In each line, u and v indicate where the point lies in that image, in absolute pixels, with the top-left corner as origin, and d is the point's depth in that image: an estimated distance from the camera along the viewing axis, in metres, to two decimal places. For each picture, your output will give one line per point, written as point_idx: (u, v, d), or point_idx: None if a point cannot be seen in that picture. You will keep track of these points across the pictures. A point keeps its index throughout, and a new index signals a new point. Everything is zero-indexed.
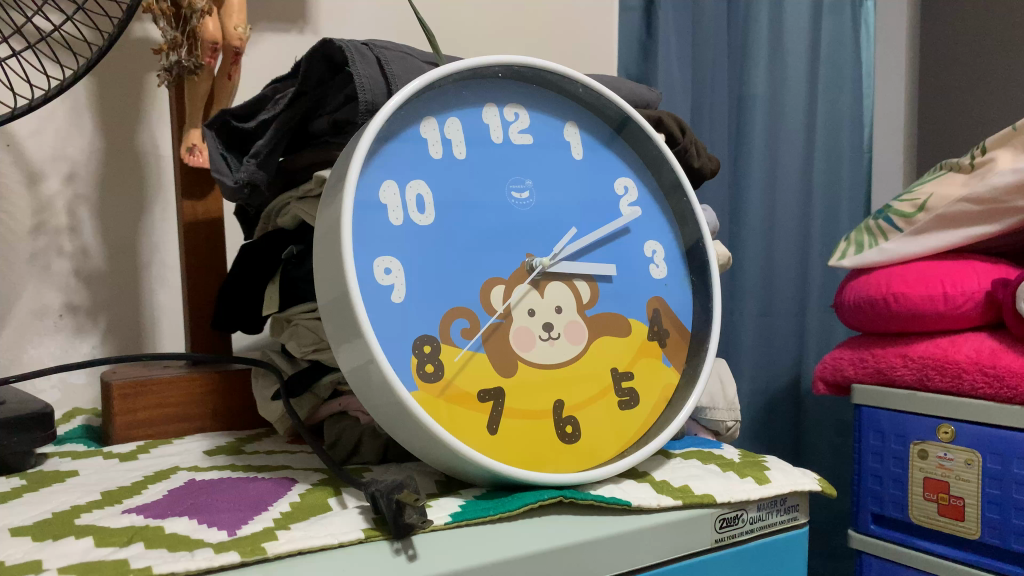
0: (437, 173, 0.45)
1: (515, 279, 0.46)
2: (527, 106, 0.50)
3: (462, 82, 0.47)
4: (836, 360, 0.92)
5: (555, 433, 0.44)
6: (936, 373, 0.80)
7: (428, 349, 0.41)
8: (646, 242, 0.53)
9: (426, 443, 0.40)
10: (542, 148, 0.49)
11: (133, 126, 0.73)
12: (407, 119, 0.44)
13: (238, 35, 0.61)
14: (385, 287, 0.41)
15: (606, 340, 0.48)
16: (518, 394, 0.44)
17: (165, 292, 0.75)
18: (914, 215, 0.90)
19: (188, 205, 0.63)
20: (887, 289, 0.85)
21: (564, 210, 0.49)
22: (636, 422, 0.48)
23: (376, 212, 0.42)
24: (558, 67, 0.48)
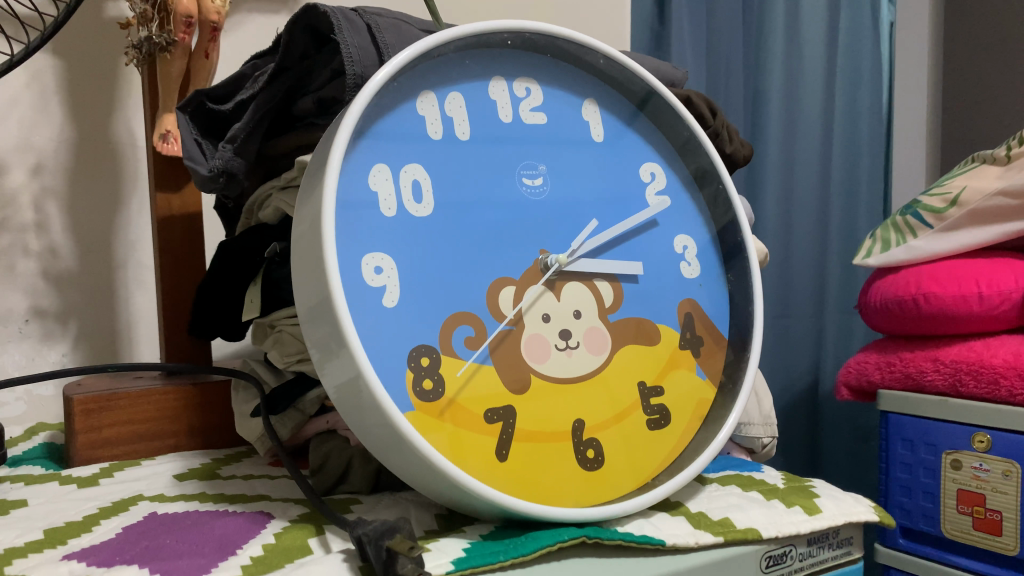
0: (437, 156, 0.39)
1: (527, 280, 0.40)
2: (540, 80, 0.43)
3: (465, 52, 0.40)
4: (861, 364, 0.86)
5: (574, 457, 0.38)
6: (970, 378, 0.73)
7: (426, 362, 0.35)
8: (676, 236, 0.46)
9: (422, 474, 0.34)
10: (557, 129, 0.43)
11: (107, 113, 0.67)
12: (402, 93, 0.38)
13: (216, 8, 0.54)
14: (376, 289, 0.35)
15: (632, 349, 0.42)
16: (532, 413, 0.38)
17: (143, 295, 0.69)
18: (944, 210, 0.82)
19: (162, 198, 0.57)
20: (915, 288, 0.79)
21: (583, 199, 0.43)
22: (668, 445, 0.42)
23: (363, 201, 0.36)
24: (574, 34, 0.42)
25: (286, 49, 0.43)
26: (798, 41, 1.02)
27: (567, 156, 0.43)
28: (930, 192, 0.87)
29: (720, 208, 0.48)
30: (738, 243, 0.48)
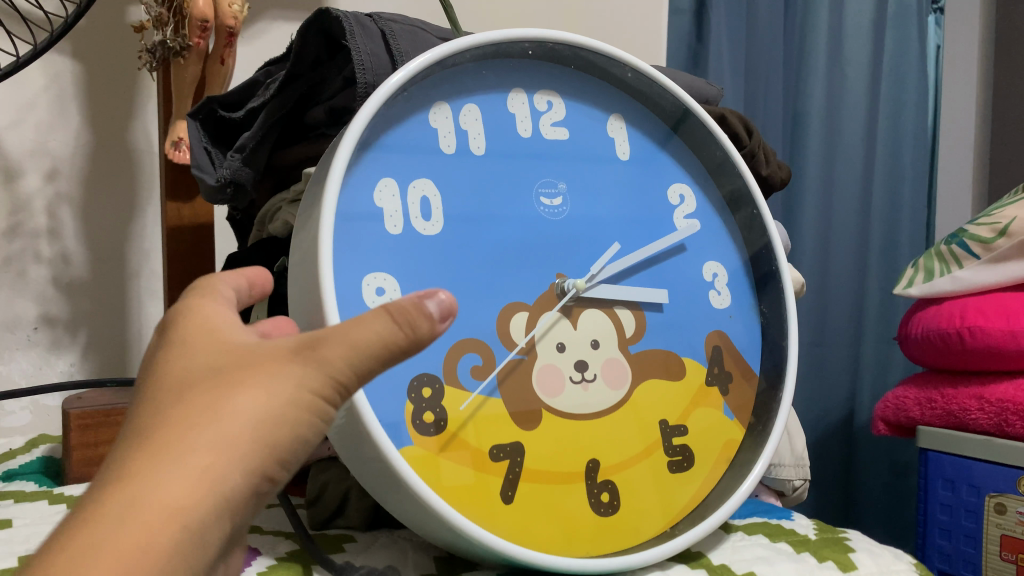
0: (449, 171, 0.36)
1: (542, 306, 0.37)
2: (562, 93, 0.41)
3: (483, 61, 0.38)
4: (899, 399, 0.82)
5: (587, 502, 0.35)
6: (1017, 418, 0.69)
7: (427, 394, 0.33)
8: (706, 263, 0.43)
9: (413, 512, 0.31)
10: (580, 146, 0.40)
11: (125, 119, 0.66)
12: (413, 104, 0.35)
13: (234, 13, 0.52)
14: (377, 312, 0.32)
15: (655, 383, 0.39)
16: (542, 451, 0.35)
17: (156, 305, 0.67)
18: (993, 240, 0.78)
19: (173, 208, 0.55)
20: (961, 321, 0.74)
21: (606, 220, 0.40)
22: (691, 489, 0.39)
23: (367, 217, 0.33)
24: (599, 45, 0.39)
25: (296, 56, 0.41)
26: (841, 60, 0.99)
27: (590, 175, 0.40)
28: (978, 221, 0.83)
29: (755, 234, 0.45)
30: (772, 271, 0.45)
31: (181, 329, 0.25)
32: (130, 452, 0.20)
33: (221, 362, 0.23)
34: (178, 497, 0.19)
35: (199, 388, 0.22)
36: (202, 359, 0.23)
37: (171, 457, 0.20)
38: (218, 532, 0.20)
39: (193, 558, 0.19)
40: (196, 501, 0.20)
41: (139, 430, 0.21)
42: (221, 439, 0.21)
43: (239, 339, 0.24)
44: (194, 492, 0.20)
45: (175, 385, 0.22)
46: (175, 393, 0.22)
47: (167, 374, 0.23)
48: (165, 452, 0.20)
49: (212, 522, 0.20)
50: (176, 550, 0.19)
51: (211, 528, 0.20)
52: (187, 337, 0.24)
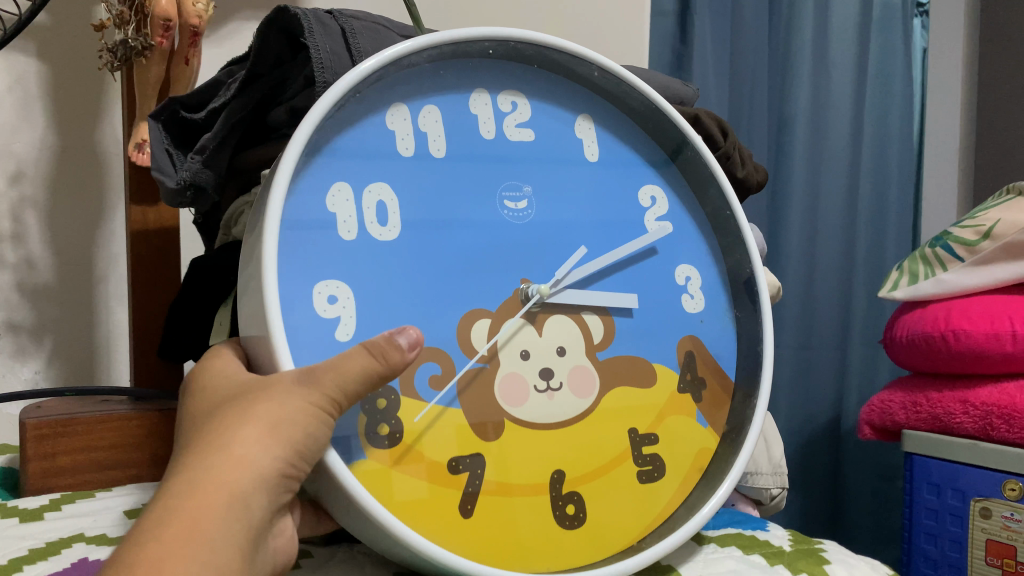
0: (407, 174, 0.35)
1: (505, 313, 0.36)
2: (527, 93, 0.40)
3: (442, 62, 0.37)
4: (884, 402, 0.81)
5: (552, 514, 0.34)
6: (1001, 422, 0.68)
7: (382, 405, 0.32)
8: (678, 266, 0.42)
9: (374, 532, 0.30)
10: (545, 148, 0.39)
11: (92, 121, 0.65)
12: (367, 105, 0.34)
13: (198, 12, 0.51)
14: (328, 322, 0.31)
15: (624, 391, 0.38)
16: (504, 461, 0.34)
17: (124, 311, 0.66)
18: (977, 243, 0.78)
19: (137, 211, 0.54)
20: (945, 324, 0.74)
21: (573, 224, 0.39)
22: (661, 500, 0.38)
23: (319, 223, 0.32)
24: (562, 44, 0.38)
25: (256, 55, 0.40)
26: (826, 62, 0.98)
27: (556, 177, 0.39)
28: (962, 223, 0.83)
29: (729, 237, 0.44)
30: (745, 273, 0.44)
31: (212, 372, 0.32)
32: (188, 451, 0.27)
33: (247, 386, 0.30)
34: (226, 474, 0.26)
35: (234, 402, 0.29)
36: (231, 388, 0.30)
37: (214, 452, 0.27)
38: (259, 506, 0.27)
39: (241, 520, 0.26)
40: (238, 479, 0.26)
41: (194, 438, 0.28)
42: (250, 435, 0.27)
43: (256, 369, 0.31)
44: (235, 471, 0.26)
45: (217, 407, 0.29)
46: (216, 412, 0.29)
47: (209, 403, 0.30)
48: (214, 444, 0.27)
49: (252, 492, 0.26)
50: (228, 513, 0.26)
51: (252, 497, 0.27)
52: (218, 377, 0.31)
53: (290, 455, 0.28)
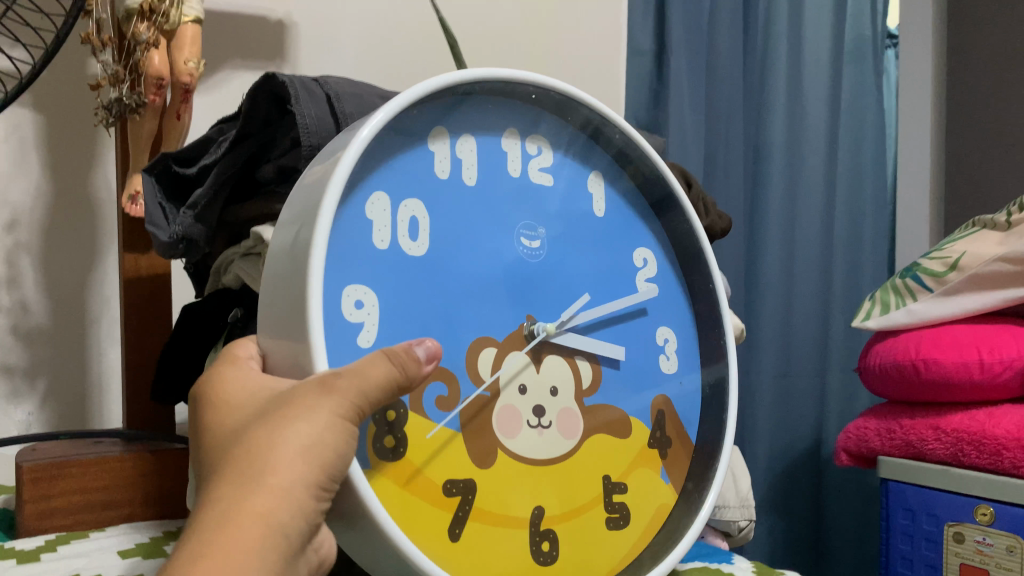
0: (438, 200, 0.37)
1: (509, 345, 0.38)
2: (552, 142, 0.43)
3: (490, 98, 0.40)
4: (859, 429, 0.84)
5: (527, 548, 0.36)
6: (971, 448, 0.71)
7: (391, 417, 0.33)
8: (659, 327, 0.45)
9: (376, 554, 0.32)
10: (561, 193, 0.42)
11: (85, 169, 0.67)
12: (417, 126, 0.37)
13: (189, 70, 0.54)
14: (354, 324, 0.32)
15: (601, 437, 0.41)
16: (491, 494, 0.36)
17: (116, 352, 0.68)
18: (944, 274, 0.83)
19: (130, 259, 0.56)
20: (916, 353, 0.78)
21: (576, 270, 0.42)
22: (623, 547, 0.40)
23: (359, 225, 0.33)
24: (598, 106, 0.42)
25: (246, 118, 0.43)
26: (801, 96, 1.02)
27: (567, 223, 0.42)
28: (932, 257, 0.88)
29: (698, 283, 0.47)
30: (714, 329, 0.47)
31: (227, 394, 0.32)
32: (218, 481, 0.28)
33: (268, 406, 0.30)
34: (263, 504, 0.27)
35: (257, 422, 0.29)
36: (251, 410, 0.30)
37: (244, 485, 0.27)
38: (296, 531, 0.27)
39: (278, 548, 0.27)
40: (273, 508, 0.27)
41: (223, 466, 0.29)
42: (276, 462, 0.28)
43: (274, 389, 0.31)
44: (267, 502, 0.27)
45: (238, 429, 0.30)
46: (240, 435, 0.29)
47: (231, 429, 0.30)
48: (246, 474, 0.27)
49: (289, 521, 0.27)
50: (264, 546, 0.26)
51: (289, 525, 0.27)
52: (235, 401, 0.32)
53: (319, 476, 0.28)
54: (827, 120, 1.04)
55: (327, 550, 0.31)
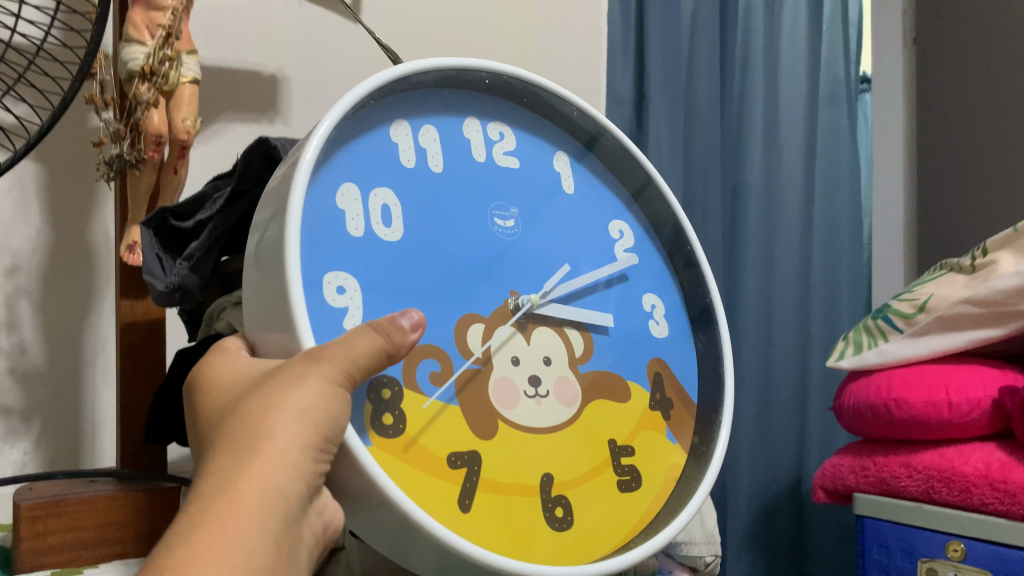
0: (406, 183, 0.45)
1: (497, 318, 0.46)
2: (507, 128, 0.52)
3: (443, 85, 0.49)
4: (836, 467, 0.89)
5: (543, 509, 0.43)
6: (942, 486, 0.77)
7: (386, 394, 0.39)
8: (645, 294, 0.55)
9: (392, 527, 0.37)
10: (518, 169, 0.51)
11: (84, 217, 0.70)
12: (380, 122, 0.45)
13: (187, 128, 0.57)
14: (339, 305, 0.39)
15: (600, 405, 0.49)
16: (493, 456, 0.42)
17: (110, 394, 0.70)
18: (914, 315, 0.89)
19: (127, 304, 0.59)
20: (887, 393, 0.83)
21: (544, 241, 0.51)
22: (639, 500, 0.48)
23: (336, 212, 0.41)
24: (546, 83, 0.51)
25: (241, 176, 0.46)
26: (777, 146, 1.09)
27: (530, 198, 0.51)
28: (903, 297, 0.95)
29: None
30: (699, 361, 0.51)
31: (226, 377, 0.37)
32: (223, 451, 0.32)
33: (265, 378, 0.35)
34: (265, 466, 0.31)
35: (258, 395, 0.34)
36: (250, 386, 0.36)
37: (248, 450, 0.32)
38: (297, 489, 0.32)
39: (281, 502, 0.31)
40: (273, 469, 0.31)
41: (228, 433, 0.33)
42: (277, 427, 0.33)
43: (270, 367, 0.37)
44: (269, 464, 0.31)
45: (237, 402, 0.35)
46: (243, 406, 0.34)
47: (233, 404, 0.35)
48: (250, 440, 0.32)
49: (289, 480, 0.32)
50: (268, 501, 0.31)
51: (289, 484, 0.32)
52: (234, 381, 0.37)
53: (317, 436, 0.33)
54: (802, 167, 1.10)
55: (330, 514, 0.36)
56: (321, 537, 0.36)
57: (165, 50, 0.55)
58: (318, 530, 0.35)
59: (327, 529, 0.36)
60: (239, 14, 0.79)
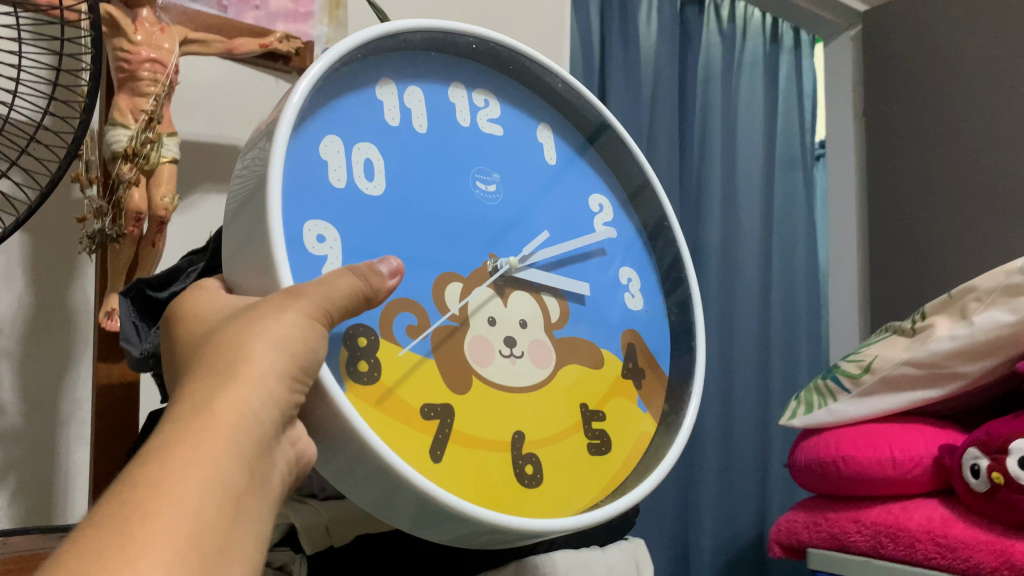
0: (389, 139, 0.51)
1: (474, 280, 0.53)
2: (495, 98, 0.60)
3: (433, 47, 0.56)
4: (789, 523, 1.08)
5: (513, 461, 0.49)
6: (888, 540, 0.93)
7: (362, 343, 0.45)
8: (622, 271, 0.64)
9: (356, 471, 0.42)
10: (502, 134, 0.60)
11: (67, 283, 0.74)
12: (368, 80, 0.51)
13: (165, 205, 0.62)
14: (318, 250, 0.45)
15: (570, 369, 0.56)
16: (466, 409, 0.48)
17: (83, 451, 0.74)
18: (860, 376, 1.03)
19: (103, 367, 0.63)
20: (836, 452, 0.99)
21: (522, 205, 0.59)
22: (607, 464, 0.55)
23: (320, 164, 0.46)
24: (530, 53, 0.59)
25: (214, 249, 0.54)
26: None
27: (509, 164, 0.59)
28: (849, 360, 1.09)
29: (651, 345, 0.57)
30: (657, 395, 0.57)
31: (210, 312, 0.42)
32: (200, 378, 0.37)
33: (250, 307, 0.40)
34: (240, 394, 0.36)
35: (237, 322, 0.39)
36: (233, 317, 0.40)
37: (226, 379, 0.36)
38: (270, 418, 0.37)
39: (253, 428, 0.36)
40: (247, 399, 0.36)
41: (211, 358, 0.38)
42: (259, 356, 0.37)
43: (252, 301, 0.42)
44: (243, 395, 0.36)
45: (217, 331, 0.40)
46: (227, 332, 0.39)
47: (215, 333, 0.39)
48: (228, 372, 0.37)
49: (261, 409, 0.36)
50: (241, 425, 0.35)
51: (262, 413, 0.36)
52: (221, 315, 0.42)
53: (293, 366, 0.38)
54: None
55: (305, 446, 0.40)
56: (294, 467, 0.40)
57: (146, 133, 0.60)
58: (289, 459, 0.39)
59: (300, 461, 0.40)
60: (220, 96, 0.84)
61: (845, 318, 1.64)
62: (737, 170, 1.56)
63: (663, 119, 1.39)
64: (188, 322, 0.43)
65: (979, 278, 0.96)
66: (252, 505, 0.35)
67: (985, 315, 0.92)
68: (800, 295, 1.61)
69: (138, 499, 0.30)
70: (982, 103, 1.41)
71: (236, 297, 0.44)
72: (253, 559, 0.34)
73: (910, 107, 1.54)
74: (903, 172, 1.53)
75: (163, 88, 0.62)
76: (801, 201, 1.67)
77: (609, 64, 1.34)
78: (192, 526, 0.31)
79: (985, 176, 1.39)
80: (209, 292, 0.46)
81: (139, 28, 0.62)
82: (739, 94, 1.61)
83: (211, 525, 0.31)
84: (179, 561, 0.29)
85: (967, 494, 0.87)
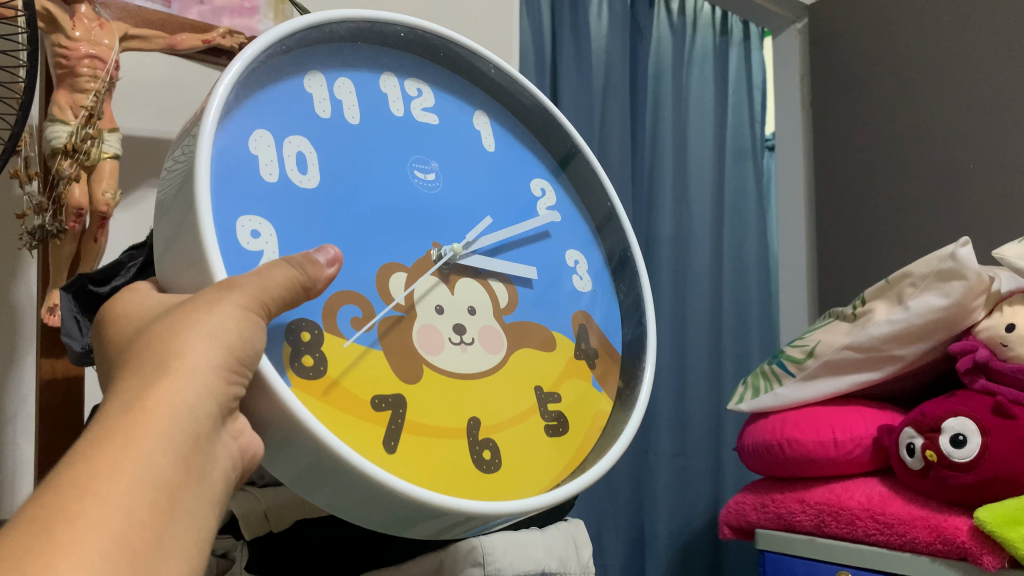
0: (320, 129, 0.52)
1: (419, 269, 0.54)
2: (428, 89, 0.62)
3: (359, 38, 0.57)
4: (738, 504, 1.11)
5: (471, 449, 0.50)
6: (832, 518, 0.97)
7: (304, 338, 0.45)
8: (570, 255, 0.67)
9: (302, 464, 0.42)
10: (438, 124, 0.61)
11: (8, 277, 0.74)
12: (295, 71, 0.52)
13: (107, 201, 0.63)
14: (253, 244, 0.45)
15: (524, 353, 0.58)
16: (414, 399, 0.49)
17: (29, 445, 0.74)
18: (804, 360, 1.07)
19: (47, 363, 0.63)
20: (781, 434, 1.02)
21: (466, 199, 0.60)
22: (566, 446, 0.57)
23: (250, 158, 0.47)
24: (459, 39, 0.61)
25: None
26: None
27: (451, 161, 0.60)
28: (793, 345, 1.12)
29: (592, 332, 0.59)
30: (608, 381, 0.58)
31: (143, 314, 0.43)
32: (133, 376, 0.37)
33: (182, 304, 0.41)
34: (174, 388, 0.36)
35: (171, 317, 0.40)
36: (166, 314, 0.41)
37: (158, 374, 0.37)
38: (207, 411, 0.37)
39: (188, 421, 0.36)
40: (181, 393, 0.37)
41: (144, 354, 0.38)
42: (193, 352, 0.38)
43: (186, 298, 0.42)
44: (175, 390, 0.36)
45: (146, 330, 0.40)
46: (160, 329, 0.39)
47: (149, 330, 0.40)
48: (162, 367, 0.37)
49: (197, 402, 0.37)
50: (176, 419, 0.36)
51: (197, 406, 0.37)
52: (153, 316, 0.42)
53: (228, 358, 0.38)
54: None
55: (250, 442, 0.41)
56: (240, 461, 0.40)
57: (87, 129, 0.60)
58: (235, 453, 0.40)
59: (245, 456, 0.40)
60: (166, 92, 0.84)
61: (794, 307, 1.68)
62: (688, 162, 1.59)
63: (615, 112, 1.41)
64: (124, 320, 0.44)
65: (913, 263, 0.99)
66: (189, 498, 0.35)
67: (919, 299, 0.94)
68: (751, 286, 1.65)
69: (64, 499, 0.31)
70: (919, 95, 1.45)
71: (172, 296, 0.45)
72: (190, 553, 0.34)
73: (851, 100, 1.57)
74: (845, 163, 1.57)
75: (104, 83, 0.62)
76: (751, 192, 1.70)
77: (560, 58, 1.36)
78: (122, 523, 0.31)
79: (923, 165, 1.42)
80: (142, 294, 0.47)
81: (76, 24, 0.62)
82: (689, 88, 1.64)
83: (142, 523, 0.32)
84: (103, 562, 0.30)
85: (903, 471, 0.90)
